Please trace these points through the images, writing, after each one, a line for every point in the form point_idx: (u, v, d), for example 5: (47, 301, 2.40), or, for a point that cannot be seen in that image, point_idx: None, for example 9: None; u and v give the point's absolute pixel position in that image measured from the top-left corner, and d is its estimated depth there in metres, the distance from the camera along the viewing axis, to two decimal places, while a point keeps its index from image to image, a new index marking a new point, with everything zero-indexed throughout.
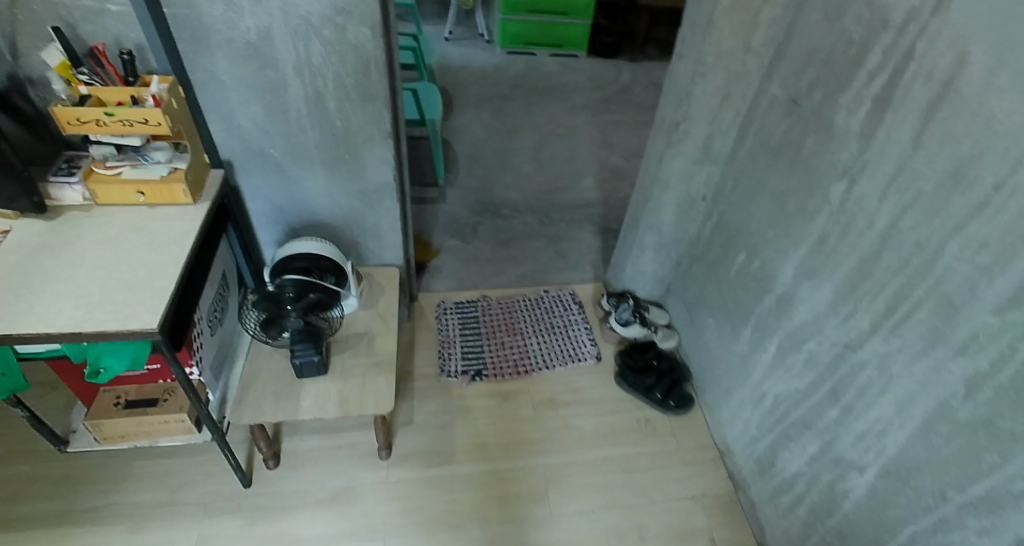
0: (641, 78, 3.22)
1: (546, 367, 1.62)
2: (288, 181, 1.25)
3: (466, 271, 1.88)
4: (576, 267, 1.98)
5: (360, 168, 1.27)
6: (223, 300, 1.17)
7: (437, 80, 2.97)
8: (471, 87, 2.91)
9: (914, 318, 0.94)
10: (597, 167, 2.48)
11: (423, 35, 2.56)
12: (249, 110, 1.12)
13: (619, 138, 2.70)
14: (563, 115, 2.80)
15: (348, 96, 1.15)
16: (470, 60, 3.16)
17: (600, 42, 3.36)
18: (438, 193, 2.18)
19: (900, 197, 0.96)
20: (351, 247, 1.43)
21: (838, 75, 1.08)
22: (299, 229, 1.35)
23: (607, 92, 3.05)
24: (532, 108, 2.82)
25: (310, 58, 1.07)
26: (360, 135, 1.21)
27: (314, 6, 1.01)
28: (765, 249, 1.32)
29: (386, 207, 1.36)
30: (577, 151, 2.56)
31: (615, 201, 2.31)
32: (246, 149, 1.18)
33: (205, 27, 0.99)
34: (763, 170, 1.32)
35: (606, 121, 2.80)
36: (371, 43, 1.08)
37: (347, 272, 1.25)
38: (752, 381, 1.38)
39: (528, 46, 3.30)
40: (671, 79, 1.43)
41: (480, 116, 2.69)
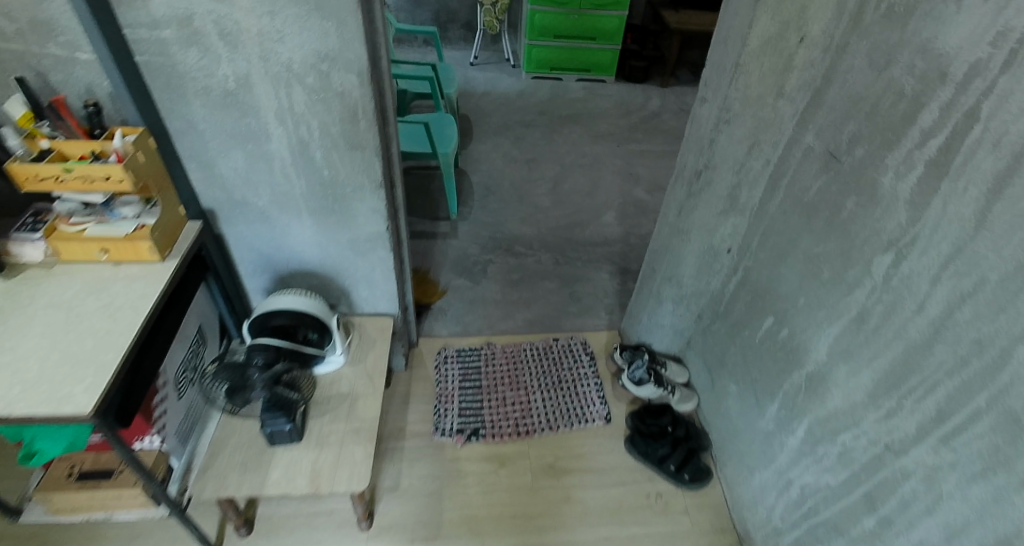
0: (671, 105, 3.09)
1: (548, 427, 1.50)
2: (274, 229, 1.19)
3: (472, 315, 1.79)
4: (590, 312, 1.86)
5: (350, 217, 1.19)
6: (195, 356, 1.11)
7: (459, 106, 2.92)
8: (493, 114, 2.84)
9: (972, 432, 0.78)
10: (619, 202, 2.36)
11: (443, 62, 2.51)
12: (230, 159, 1.05)
13: (644, 168, 2.59)
14: (586, 145, 2.69)
15: (335, 144, 1.07)
16: (495, 85, 3.12)
17: (629, 66, 3.25)
18: (449, 227, 2.11)
19: (957, 283, 0.80)
20: (342, 296, 1.35)
21: (884, 132, 0.93)
22: (287, 278, 1.29)
23: (635, 119, 2.93)
24: (554, 137, 2.71)
25: (292, 106, 1.00)
26: (348, 185, 1.13)
27: (295, 54, 0.94)
28: (793, 318, 1.17)
29: (379, 256, 1.28)
30: (599, 183, 2.45)
31: (636, 238, 2.19)
32: (229, 198, 1.12)
33: (180, 75, 0.94)
34: (795, 228, 1.17)
35: (631, 151, 2.68)
36: (358, 91, 1.00)
37: (330, 329, 1.17)
38: (777, 464, 1.22)
39: (553, 71, 3.22)
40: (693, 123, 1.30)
41: (499, 145, 2.61)
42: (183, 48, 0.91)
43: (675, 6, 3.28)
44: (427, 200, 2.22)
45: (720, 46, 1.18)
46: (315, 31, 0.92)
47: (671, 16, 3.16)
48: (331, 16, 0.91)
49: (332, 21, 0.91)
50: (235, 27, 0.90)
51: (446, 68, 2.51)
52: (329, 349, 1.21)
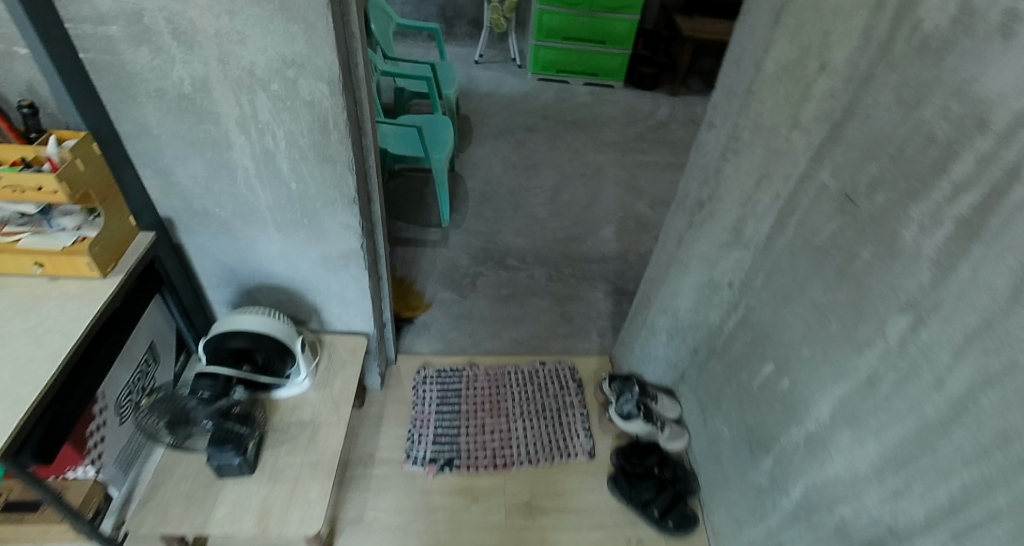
0: (680, 115, 3.16)
1: (527, 461, 1.42)
2: (238, 242, 1.10)
3: (457, 332, 1.72)
4: (581, 334, 1.79)
5: (320, 233, 1.10)
6: (144, 377, 1.03)
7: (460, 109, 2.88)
8: (495, 119, 2.83)
9: (989, 533, 0.68)
10: (619, 216, 2.34)
11: (443, 62, 2.45)
12: (188, 167, 0.97)
13: (646, 181, 2.59)
14: (590, 151, 2.73)
15: (304, 157, 0.97)
16: (499, 87, 3.13)
17: (639, 72, 3.29)
18: (440, 236, 2.06)
19: (984, 362, 0.71)
20: (313, 312, 1.27)
21: (909, 178, 0.83)
22: (254, 291, 1.21)
23: (641, 128, 2.99)
24: (557, 143, 2.75)
25: (256, 113, 0.91)
26: (319, 199, 1.04)
27: (257, 57, 0.84)
28: (795, 369, 1.08)
29: (352, 274, 1.19)
30: (599, 195, 2.46)
31: (634, 256, 2.14)
32: (188, 207, 1.03)
33: (130, 76, 0.85)
34: (803, 272, 1.07)
35: (635, 161, 2.71)
36: (328, 100, 0.91)
37: (294, 353, 1.08)
38: (768, 523, 1.14)
39: (560, 74, 3.27)
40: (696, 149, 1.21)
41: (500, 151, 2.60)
42: (133, 46, 0.81)
43: (690, 12, 3.26)
44: (418, 207, 2.16)
45: (730, 69, 1.08)
46: (279, 34, 0.83)
47: (686, 24, 3.16)
48: (298, 18, 0.81)
49: (299, 24, 0.82)
50: (190, 26, 0.80)
51: (447, 67, 2.45)
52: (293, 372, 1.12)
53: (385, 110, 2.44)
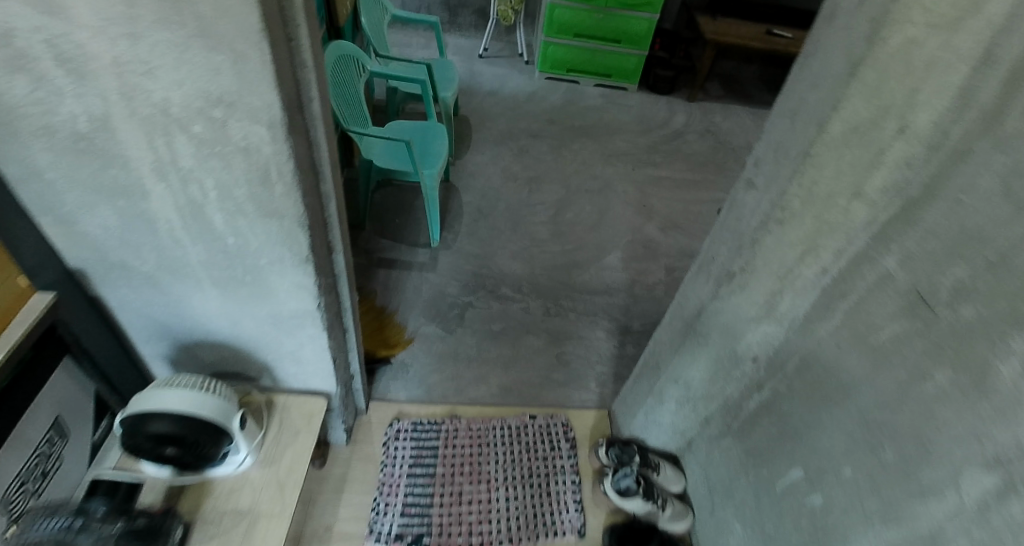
0: (696, 124, 2.99)
1: (507, 539, 1.26)
2: (168, 297, 0.92)
3: (438, 376, 1.57)
4: (578, 381, 1.63)
5: (267, 293, 0.92)
6: (45, 460, 0.85)
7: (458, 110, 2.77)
8: (496, 125, 2.74)
9: None
10: (627, 241, 2.20)
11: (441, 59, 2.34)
12: (96, 216, 0.77)
13: (658, 201, 2.45)
14: (597, 164, 2.62)
15: (240, 210, 0.78)
16: (502, 86, 3.01)
17: (654, 75, 3.11)
18: (428, 257, 1.94)
19: None
20: (265, 370, 1.10)
21: (1012, 299, 0.62)
22: (194, 347, 1.03)
23: (655, 139, 2.85)
24: (562, 151, 2.66)
25: (176, 159, 0.71)
26: (263, 255, 0.85)
27: (172, 93, 0.64)
28: (831, 487, 0.90)
29: (308, 335, 1.01)
30: (605, 215, 2.32)
31: (641, 288, 1.99)
32: (103, 259, 0.84)
33: (6, 110, 0.64)
34: (847, 373, 0.87)
35: (646, 177, 2.58)
36: (269, 148, 0.71)
37: (228, 434, 0.91)
38: None
39: (569, 73, 3.11)
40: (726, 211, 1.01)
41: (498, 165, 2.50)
42: (3, 74, 0.61)
43: (713, 12, 3.02)
44: (406, 225, 2.02)
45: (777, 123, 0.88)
46: (198, 65, 0.62)
47: (708, 25, 2.92)
48: (222, 47, 0.61)
49: (225, 54, 0.62)
50: (78, 52, 0.60)
51: (445, 69, 2.31)
52: (231, 450, 0.96)
53: (378, 115, 2.30)
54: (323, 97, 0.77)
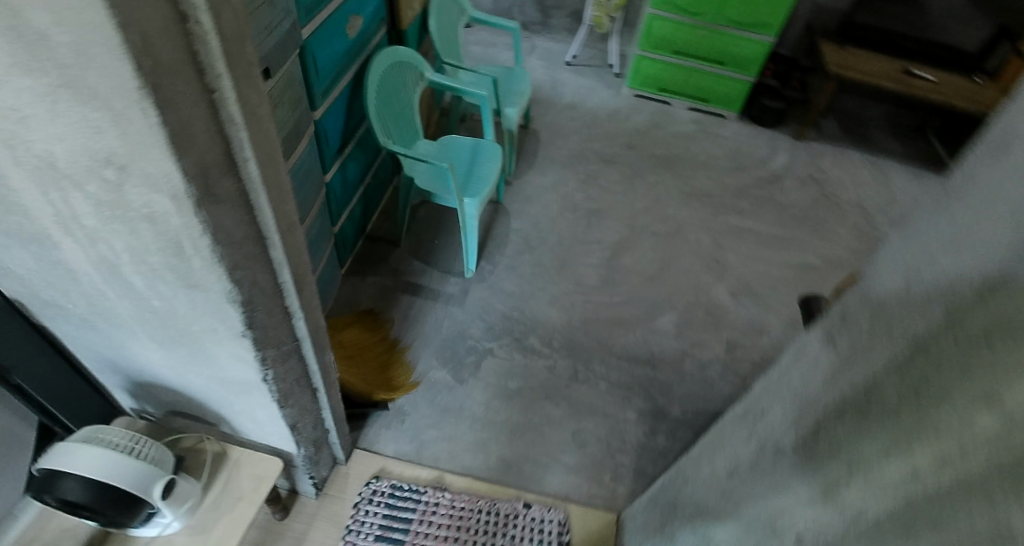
0: (799, 168, 2.59)
1: None
2: (109, 340, 0.82)
3: (435, 432, 1.43)
4: (589, 469, 1.41)
5: (208, 357, 0.79)
6: None
7: (530, 121, 2.61)
8: (568, 145, 2.55)
9: None
10: (686, 301, 1.91)
11: (512, 70, 2.23)
12: (14, 255, 0.68)
13: (735, 257, 2.13)
14: (672, 203, 2.32)
15: (160, 277, 0.65)
16: (582, 100, 2.82)
17: (759, 105, 2.74)
18: (458, 290, 1.80)
19: None
20: (223, 420, 0.99)
21: None
22: (148, 385, 0.94)
23: (746, 180, 2.49)
24: (634, 182, 2.41)
25: (78, 216, 0.59)
26: (194, 322, 0.72)
27: (54, 146, 0.51)
28: None
29: (257, 401, 0.88)
30: (668, 265, 2.05)
31: (691, 363, 1.71)
32: (35, 295, 0.75)
33: None
34: None
35: (727, 226, 2.25)
36: (177, 220, 0.56)
37: (145, 505, 0.81)
38: None
39: (661, 92, 2.84)
40: (786, 358, 0.75)
41: (560, 191, 2.29)
42: None
43: (842, 39, 2.56)
44: (441, 250, 1.92)
45: (878, 268, 0.61)
46: (75, 119, 0.48)
47: (831, 55, 2.48)
48: (97, 102, 0.46)
49: (103, 112, 0.47)
50: None
51: (512, 86, 2.19)
52: (155, 513, 0.87)
53: (439, 131, 2.22)
54: (266, 156, 0.61)
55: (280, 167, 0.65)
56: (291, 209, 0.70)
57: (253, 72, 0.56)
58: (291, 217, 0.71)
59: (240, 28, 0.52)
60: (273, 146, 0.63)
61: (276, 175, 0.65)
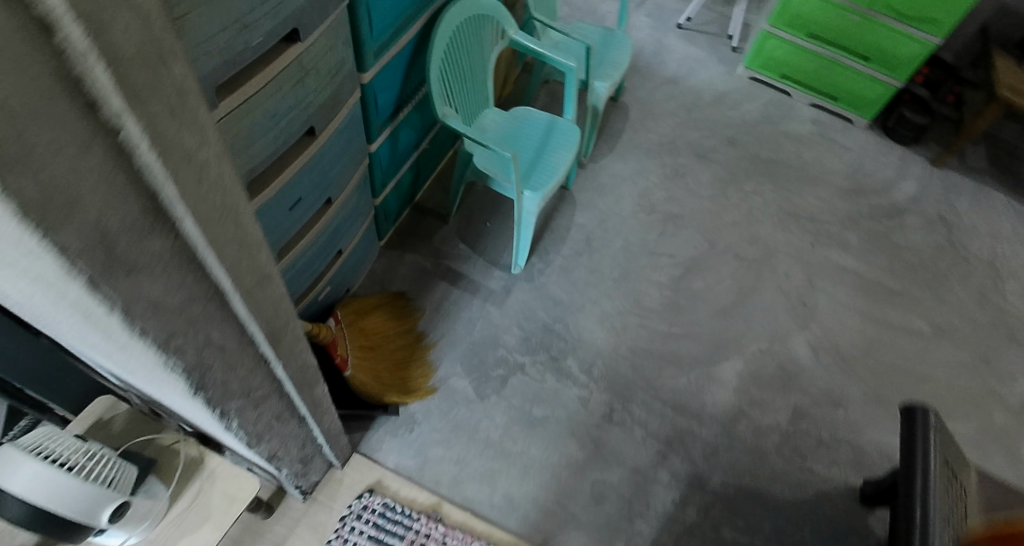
0: (931, 204, 2.15)
1: None
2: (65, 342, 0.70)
3: (442, 450, 1.31)
4: (601, 532, 1.25)
5: (163, 393, 0.66)
6: None
7: (622, 94, 2.29)
8: (659, 128, 2.21)
9: None
10: (756, 348, 1.65)
11: (612, 35, 1.93)
12: None
13: (825, 301, 1.81)
14: (764, 221, 1.99)
15: (80, 328, 0.49)
16: (687, 76, 2.44)
17: (897, 115, 2.28)
18: (500, 288, 1.63)
19: None
20: (202, 429, 0.89)
21: None
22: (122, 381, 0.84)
23: (861, 207, 2.09)
24: (726, 188, 2.07)
25: None
26: (136, 368, 0.57)
27: None
28: None
29: (226, 437, 0.75)
30: (743, 298, 1.77)
31: (744, 425, 1.48)
32: None
33: None
34: None
35: (824, 261, 1.91)
36: (69, 294, 0.39)
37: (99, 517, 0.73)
38: None
39: (781, 79, 2.41)
40: None
41: (639, 184, 2.01)
42: None
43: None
44: (491, 237, 1.74)
45: None
46: None
47: (1007, 72, 1.98)
48: None
49: None
50: None
51: (607, 57, 1.88)
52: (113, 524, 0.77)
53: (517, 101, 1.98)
54: (217, 210, 0.42)
55: (244, 216, 0.46)
56: (266, 261, 0.52)
57: (190, 101, 0.35)
58: (266, 269, 0.53)
59: (161, 37, 0.31)
60: (232, 192, 0.43)
61: (240, 228, 0.46)
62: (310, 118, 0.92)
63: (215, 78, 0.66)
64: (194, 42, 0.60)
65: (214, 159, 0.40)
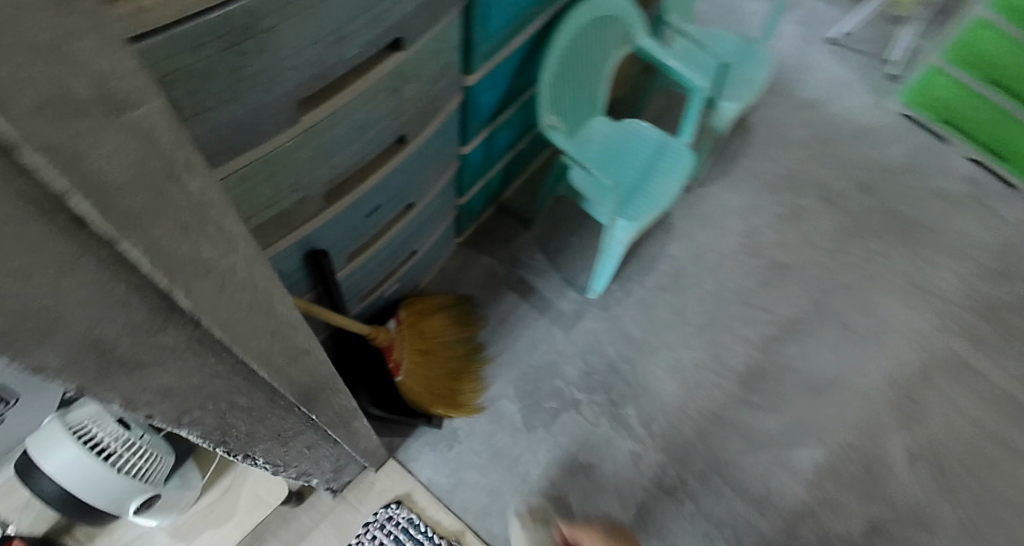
0: None
1: None
2: None
3: (477, 476, 1.27)
4: None
5: None
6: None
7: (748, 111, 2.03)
8: (783, 158, 1.94)
9: None
10: (842, 439, 1.45)
11: (756, 46, 1.68)
12: None
13: (939, 402, 1.54)
14: (886, 290, 1.71)
15: None
16: (830, 99, 2.10)
17: None
18: (571, 312, 1.54)
19: None
20: None
21: None
22: None
23: (1012, 295, 1.74)
24: (848, 241, 1.79)
25: None
26: None
27: None
28: None
29: None
30: (839, 378, 1.54)
31: (805, 524, 1.35)
32: None
33: None
34: None
35: (949, 353, 1.62)
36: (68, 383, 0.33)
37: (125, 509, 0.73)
38: None
39: (942, 125, 2.02)
40: None
41: (745, 220, 1.79)
42: None
43: None
44: (573, 254, 1.63)
45: None
46: None
47: None
48: None
49: None
50: None
51: (743, 71, 1.64)
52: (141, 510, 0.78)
53: (630, 106, 1.80)
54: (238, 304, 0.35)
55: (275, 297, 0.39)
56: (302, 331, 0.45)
57: (213, 211, 0.28)
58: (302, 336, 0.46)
59: (160, 139, 0.24)
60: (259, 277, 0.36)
61: (269, 310, 0.39)
62: (401, 128, 0.84)
63: (299, 92, 0.58)
64: (279, 55, 0.52)
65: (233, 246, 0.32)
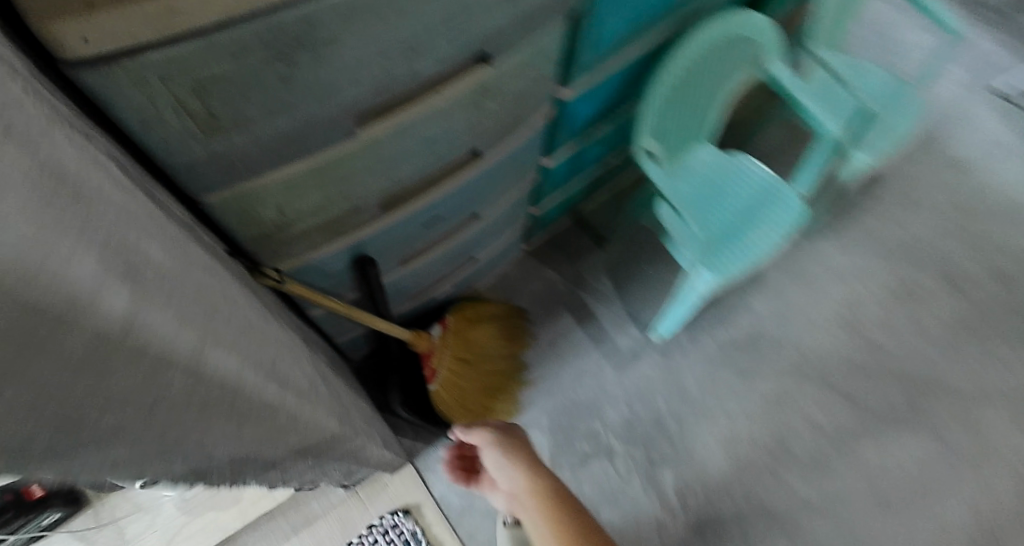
0: None
1: None
2: None
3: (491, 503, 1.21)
4: None
5: None
6: None
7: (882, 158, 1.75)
8: (913, 222, 1.66)
9: None
10: None
11: (911, 90, 1.42)
12: None
13: None
14: (1002, 405, 1.44)
15: None
16: (990, 160, 1.76)
17: None
18: (626, 350, 1.43)
19: None
20: None
21: None
22: None
23: None
24: (968, 335, 1.52)
25: None
26: None
27: None
28: None
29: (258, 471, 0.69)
30: (913, 494, 1.35)
31: None
32: None
33: None
34: None
35: None
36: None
37: None
38: None
39: None
40: None
41: (849, 286, 1.56)
42: None
43: None
44: (643, 287, 1.50)
45: None
46: None
47: None
48: None
49: None
50: None
51: (890, 117, 1.39)
52: None
53: (743, 135, 1.60)
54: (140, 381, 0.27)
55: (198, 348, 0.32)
56: (249, 374, 0.39)
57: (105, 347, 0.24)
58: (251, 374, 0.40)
59: None
60: (168, 335, 0.29)
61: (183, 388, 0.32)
62: (476, 141, 0.76)
63: (359, 105, 0.51)
64: (339, 67, 0.44)
65: (118, 321, 0.24)
